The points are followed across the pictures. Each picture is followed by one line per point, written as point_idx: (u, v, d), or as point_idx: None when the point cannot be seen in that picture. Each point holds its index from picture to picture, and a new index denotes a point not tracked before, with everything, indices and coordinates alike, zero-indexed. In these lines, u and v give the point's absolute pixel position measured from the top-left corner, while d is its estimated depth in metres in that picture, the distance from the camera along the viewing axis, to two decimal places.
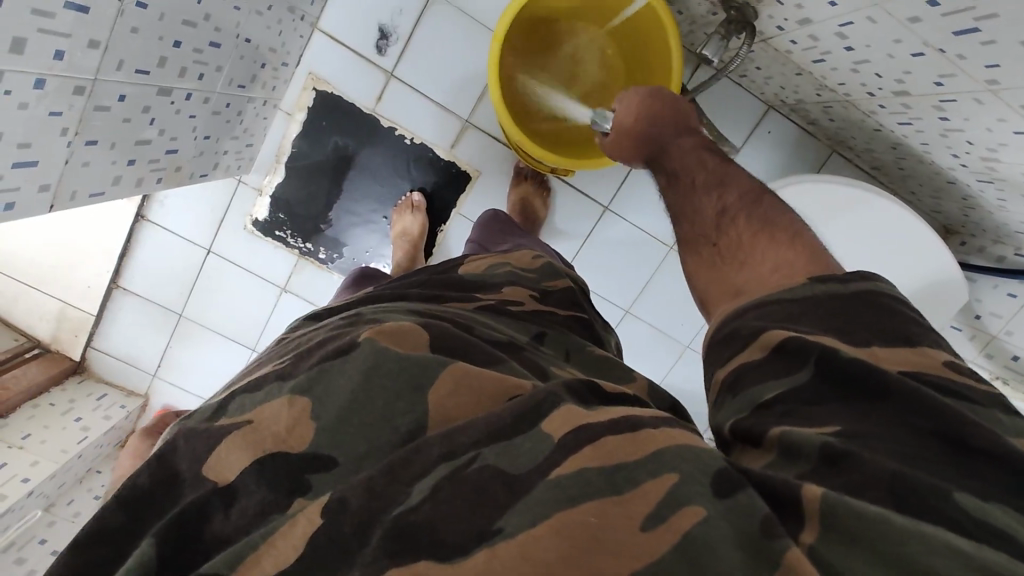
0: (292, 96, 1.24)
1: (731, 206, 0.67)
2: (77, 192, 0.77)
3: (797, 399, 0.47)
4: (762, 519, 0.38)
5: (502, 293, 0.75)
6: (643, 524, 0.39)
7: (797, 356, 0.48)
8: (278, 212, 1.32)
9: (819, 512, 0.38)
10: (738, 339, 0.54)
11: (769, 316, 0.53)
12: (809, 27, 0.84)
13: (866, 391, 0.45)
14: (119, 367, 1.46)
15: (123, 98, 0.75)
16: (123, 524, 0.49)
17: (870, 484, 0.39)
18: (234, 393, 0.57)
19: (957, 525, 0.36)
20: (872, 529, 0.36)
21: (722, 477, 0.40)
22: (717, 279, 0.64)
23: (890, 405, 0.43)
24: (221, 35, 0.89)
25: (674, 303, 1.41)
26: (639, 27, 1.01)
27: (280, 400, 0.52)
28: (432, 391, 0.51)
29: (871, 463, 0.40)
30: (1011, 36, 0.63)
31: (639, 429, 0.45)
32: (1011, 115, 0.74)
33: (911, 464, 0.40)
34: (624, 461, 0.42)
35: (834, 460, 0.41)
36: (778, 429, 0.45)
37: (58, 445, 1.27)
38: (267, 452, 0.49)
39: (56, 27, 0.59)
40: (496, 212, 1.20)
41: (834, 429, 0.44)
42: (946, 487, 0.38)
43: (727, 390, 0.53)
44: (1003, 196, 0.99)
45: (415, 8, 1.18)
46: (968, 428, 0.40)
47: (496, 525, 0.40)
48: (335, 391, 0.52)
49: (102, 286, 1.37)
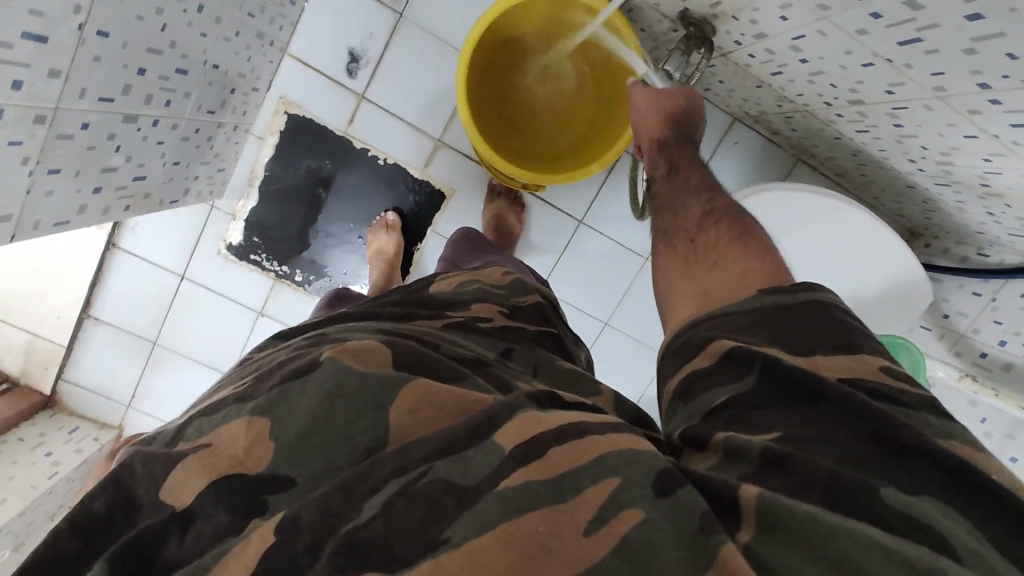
0: (264, 120, 1.24)
1: (703, 219, 0.70)
2: (40, 222, 0.76)
3: (744, 403, 0.48)
4: (702, 515, 0.38)
5: (471, 310, 0.75)
6: (586, 530, 0.39)
7: (743, 363, 0.49)
8: (253, 236, 1.32)
9: (756, 512, 0.38)
10: (691, 348, 0.55)
11: (720, 326, 0.55)
12: (765, 41, 0.86)
13: (805, 396, 0.45)
14: (92, 399, 1.43)
15: (86, 126, 0.75)
16: (79, 550, 0.48)
17: (807, 482, 0.39)
18: (192, 417, 0.56)
19: (888, 523, 0.37)
20: (804, 525, 0.36)
21: (663, 479, 0.41)
22: (688, 280, 0.65)
23: (830, 408, 0.44)
24: (187, 63, 0.89)
25: (652, 314, 1.43)
26: (606, 47, 1.03)
27: (238, 421, 0.52)
28: (392, 408, 0.51)
29: (807, 464, 0.40)
30: (953, 44, 0.65)
31: (584, 435, 0.45)
32: (960, 120, 0.77)
33: (849, 466, 0.41)
34: (567, 471, 0.42)
35: (776, 463, 0.41)
36: (725, 433, 0.46)
37: (27, 481, 1.23)
38: (222, 475, 0.49)
39: (14, 57, 0.59)
40: (469, 230, 1.21)
41: (777, 434, 0.44)
42: (875, 485, 0.39)
43: (678, 398, 0.54)
44: (962, 198, 1.02)
45: (384, 32, 1.20)
46: (898, 427, 0.42)
47: (444, 535, 0.40)
48: (297, 411, 0.51)
49: (73, 316, 1.34)
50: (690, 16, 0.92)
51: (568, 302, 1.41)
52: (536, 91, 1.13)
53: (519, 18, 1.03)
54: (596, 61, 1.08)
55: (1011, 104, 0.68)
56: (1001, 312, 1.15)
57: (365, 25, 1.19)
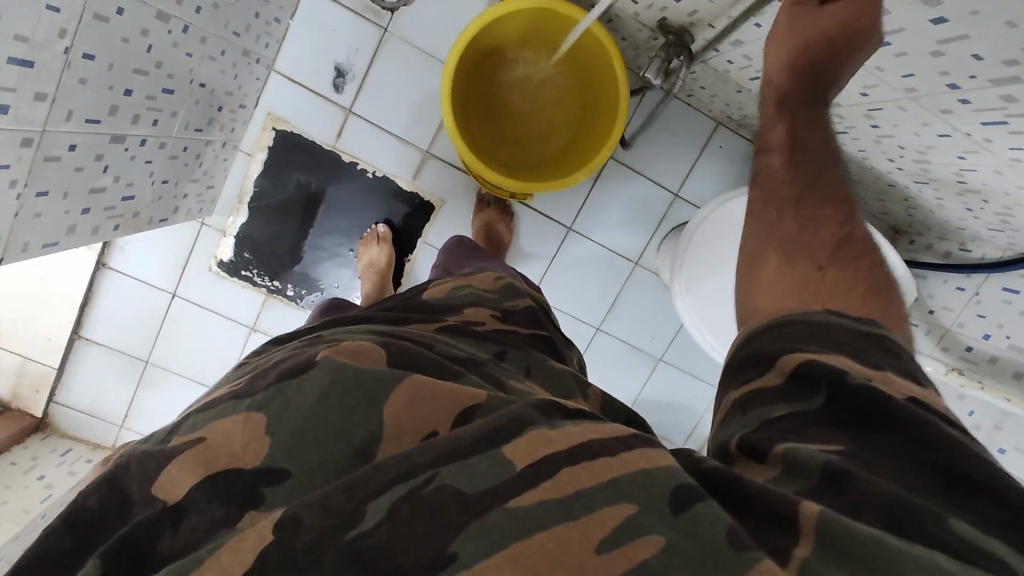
0: (252, 136, 1.25)
1: (830, 237, 0.64)
2: (29, 244, 0.76)
3: (804, 420, 0.49)
4: (727, 530, 0.40)
5: (463, 314, 0.76)
6: (599, 547, 0.39)
7: (810, 382, 0.50)
8: (243, 252, 1.32)
9: (815, 530, 0.39)
10: (757, 365, 0.56)
11: (794, 338, 0.55)
12: (741, 47, 0.88)
13: (870, 416, 0.47)
14: (84, 420, 1.42)
15: (73, 147, 0.75)
16: (72, 547, 0.48)
17: (863, 504, 0.41)
18: (190, 412, 0.57)
19: (954, 550, 0.37)
20: (864, 547, 0.37)
21: (679, 494, 0.42)
22: (798, 270, 0.62)
23: (894, 434, 0.46)
24: (173, 83, 0.90)
25: (644, 318, 1.44)
26: (589, 56, 1.05)
27: (235, 416, 0.52)
28: (387, 403, 0.51)
29: (870, 486, 0.42)
30: (920, 47, 0.67)
31: (596, 457, 0.46)
32: (934, 120, 0.79)
33: (912, 489, 0.42)
34: (578, 491, 0.43)
35: (834, 479, 0.42)
36: (783, 445, 0.47)
37: (21, 506, 1.22)
38: (219, 470, 0.49)
39: (1, 82, 0.59)
40: (461, 238, 1.22)
41: (837, 448, 0.46)
42: (942, 513, 0.40)
43: (738, 408, 0.55)
44: (941, 195, 1.04)
45: (370, 47, 1.21)
46: (963, 460, 0.43)
47: (452, 549, 0.40)
48: (291, 408, 0.52)
49: (64, 337, 1.34)
50: (669, 25, 0.94)
51: (560, 309, 1.42)
52: (522, 100, 1.14)
53: (504, 30, 1.05)
54: (580, 70, 1.10)
55: (980, 103, 0.70)
56: (984, 305, 1.17)
57: (351, 41, 1.20)
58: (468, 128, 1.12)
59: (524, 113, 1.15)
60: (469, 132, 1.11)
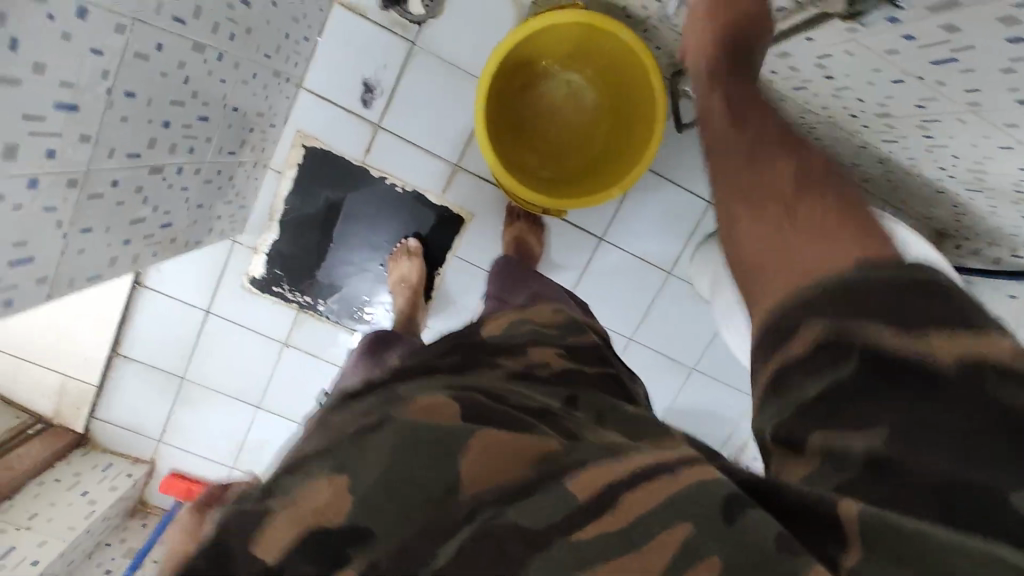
0: (282, 154, 1.25)
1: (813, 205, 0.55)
2: (74, 278, 0.77)
3: (845, 391, 0.49)
4: (777, 537, 0.39)
5: (530, 355, 0.75)
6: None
7: (840, 349, 0.50)
8: (275, 268, 1.33)
9: (860, 532, 0.41)
10: (772, 335, 0.54)
11: (810, 309, 0.52)
12: (788, 59, 0.85)
13: (907, 378, 0.47)
14: (124, 435, 1.45)
15: (115, 183, 0.76)
16: None
17: (919, 492, 0.43)
18: (276, 473, 0.56)
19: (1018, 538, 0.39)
20: (914, 545, 0.38)
21: (730, 505, 0.42)
22: (769, 238, 0.56)
23: (943, 396, 0.45)
24: (208, 112, 0.90)
25: (677, 327, 1.41)
26: (626, 71, 1.03)
27: (317, 480, 0.51)
28: (466, 459, 0.50)
29: (918, 468, 0.43)
30: (989, 63, 0.63)
31: (655, 477, 0.46)
32: (996, 133, 0.75)
33: (969, 461, 0.42)
34: (638, 518, 0.43)
35: (877, 467, 0.45)
36: (824, 436, 0.49)
37: (66, 522, 1.25)
38: (308, 530, 0.47)
39: (48, 128, 0.59)
40: (507, 258, 1.21)
41: (883, 429, 0.46)
42: (1002, 490, 0.40)
43: (769, 389, 0.54)
44: (994, 204, 1.00)
45: (398, 61, 1.20)
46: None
47: None
48: (368, 466, 0.51)
49: (102, 356, 1.36)
50: None
51: None
52: (558, 113, 1.12)
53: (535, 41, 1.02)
54: (617, 78, 1.07)
55: None
56: None
57: (380, 56, 1.20)
58: (505, 145, 1.10)
59: (563, 125, 1.13)
60: (506, 150, 1.10)
